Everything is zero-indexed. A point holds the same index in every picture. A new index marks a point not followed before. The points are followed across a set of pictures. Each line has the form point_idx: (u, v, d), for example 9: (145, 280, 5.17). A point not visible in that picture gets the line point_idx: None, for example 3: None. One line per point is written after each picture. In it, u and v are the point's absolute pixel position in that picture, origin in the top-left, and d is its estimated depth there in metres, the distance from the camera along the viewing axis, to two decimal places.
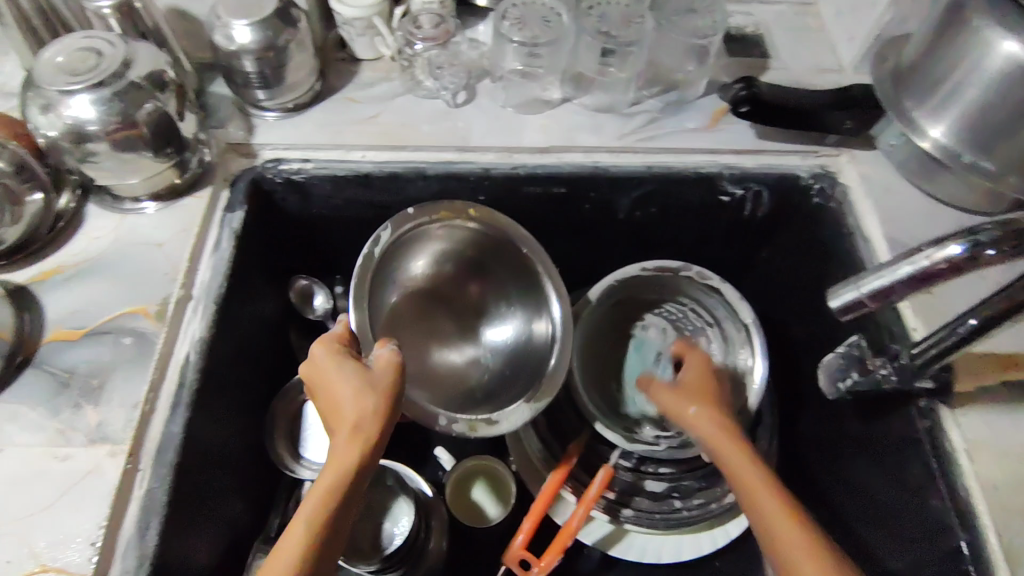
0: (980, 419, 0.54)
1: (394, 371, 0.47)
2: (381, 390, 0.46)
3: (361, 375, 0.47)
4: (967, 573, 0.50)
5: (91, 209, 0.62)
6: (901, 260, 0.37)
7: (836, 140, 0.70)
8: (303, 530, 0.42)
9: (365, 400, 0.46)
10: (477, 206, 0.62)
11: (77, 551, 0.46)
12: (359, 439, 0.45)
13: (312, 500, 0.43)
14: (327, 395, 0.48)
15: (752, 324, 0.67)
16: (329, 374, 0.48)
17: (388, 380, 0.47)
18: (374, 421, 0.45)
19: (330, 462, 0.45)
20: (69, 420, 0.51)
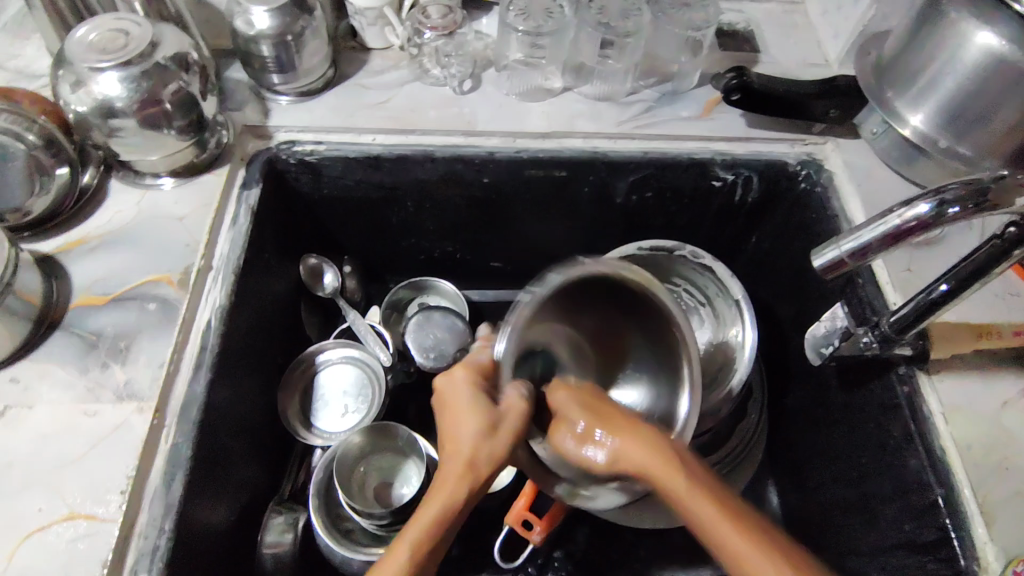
0: (953, 384, 0.58)
1: (523, 419, 0.49)
2: (502, 433, 0.48)
3: (490, 415, 0.49)
4: (943, 526, 0.54)
5: (114, 184, 0.65)
6: (877, 219, 0.41)
7: (822, 129, 0.74)
8: (408, 556, 0.44)
9: (490, 441, 0.47)
10: (648, 278, 0.52)
11: (106, 499, 0.49)
12: (473, 475, 0.47)
13: (417, 528, 0.45)
14: (451, 419, 0.50)
15: (744, 299, 0.70)
16: (458, 404, 0.50)
17: (513, 426, 0.48)
18: (491, 460, 0.47)
19: (438, 491, 0.46)
20: (98, 379, 0.54)
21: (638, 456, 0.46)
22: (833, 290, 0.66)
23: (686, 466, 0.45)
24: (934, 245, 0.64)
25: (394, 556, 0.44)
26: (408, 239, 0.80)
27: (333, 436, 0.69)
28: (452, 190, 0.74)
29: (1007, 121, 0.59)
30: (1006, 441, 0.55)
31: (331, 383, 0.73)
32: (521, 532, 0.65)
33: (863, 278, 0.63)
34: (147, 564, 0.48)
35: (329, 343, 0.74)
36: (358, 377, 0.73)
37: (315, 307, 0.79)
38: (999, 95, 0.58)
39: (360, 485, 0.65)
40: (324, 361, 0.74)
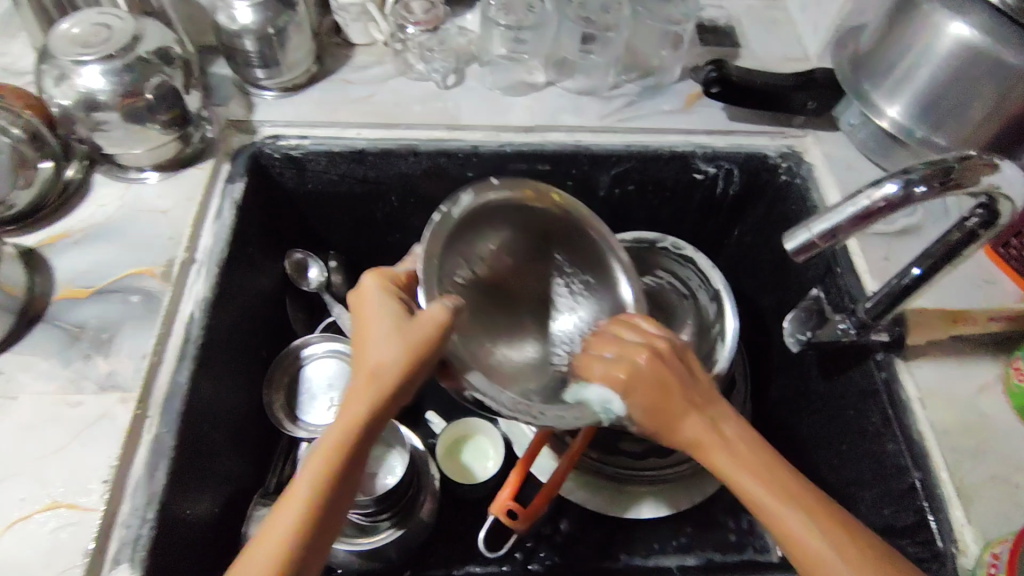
0: (932, 369, 0.59)
1: (439, 327, 0.47)
2: (412, 341, 0.46)
3: (399, 325, 0.48)
4: (920, 509, 0.54)
5: (97, 178, 0.65)
6: (846, 201, 0.43)
7: (802, 122, 0.75)
8: (321, 466, 0.44)
9: (393, 351, 0.46)
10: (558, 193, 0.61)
11: (89, 488, 0.49)
12: (373, 389, 0.46)
13: (335, 436, 0.45)
14: (365, 332, 0.49)
15: (728, 291, 0.72)
16: (370, 322, 0.49)
17: (425, 339, 0.47)
18: (397, 374, 0.46)
19: (345, 409, 0.47)
20: (80, 369, 0.54)
21: (756, 485, 0.46)
22: (814, 279, 0.67)
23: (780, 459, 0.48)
24: (910, 234, 0.65)
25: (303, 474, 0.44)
26: (393, 234, 0.81)
27: (318, 428, 0.69)
28: (436, 185, 0.75)
29: (980, 110, 0.60)
30: (982, 424, 0.56)
31: (317, 377, 0.73)
32: (505, 521, 0.64)
33: (841, 267, 0.64)
34: (129, 554, 0.48)
35: (315, 336, 0.74)
36: (343, 370, 0.73)
37: (301, 302, 0.79)
38: (972, 86, 0.59)
39: None
40: (310, 354, 0.74)
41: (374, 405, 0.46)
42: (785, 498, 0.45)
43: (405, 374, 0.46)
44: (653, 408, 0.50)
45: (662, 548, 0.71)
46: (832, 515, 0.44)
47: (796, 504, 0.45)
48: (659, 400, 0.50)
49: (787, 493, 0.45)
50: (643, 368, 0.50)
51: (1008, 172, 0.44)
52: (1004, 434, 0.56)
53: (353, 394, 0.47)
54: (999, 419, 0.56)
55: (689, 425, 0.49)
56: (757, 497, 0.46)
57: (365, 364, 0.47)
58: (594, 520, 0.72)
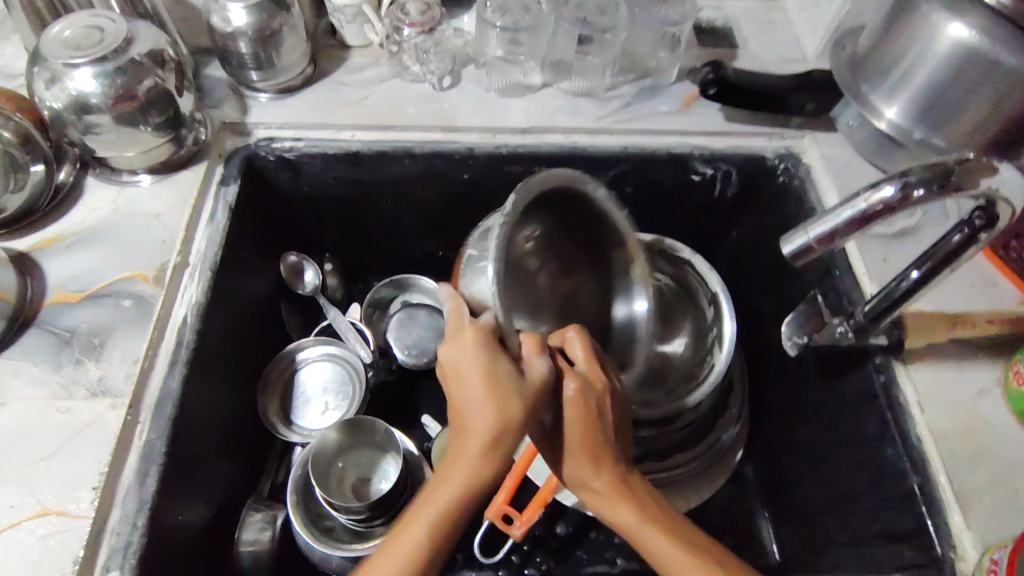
0: (931, 373, 0.58)
1: (544, 388, 0.47)
2: (530, 402, 0.46)
3: (514, 385, 0.46)
4: (919, 514, 0.54)
5: (90, 181, 0.65)
6: (845, 204, 0.42)
7: (800, 123, 0.74)
8: (431, 527, 0.44)
9: (512, 414, 0.45)
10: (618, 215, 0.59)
11: (79, 495, 0.48)
12: (497, 454, 0.45)
13: (451, 490, 0.44)
14: (461, 386, 0.47)
15: (725, 291, 0.71)
16: (475, 377, 0.46)
17: (526, 402, 0.46)
18: (513, 437, 0.45)
19: (452, 469, 0.45)
20: (72, 375, 0.53)
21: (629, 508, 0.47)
22: (812, 281, 0.67)
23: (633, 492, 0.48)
24: (911, 236, 0.65)
25: (411, 533, 0.44)
26: (390, 236, 0.80)
27: (312, 433, 0.69)
28: (432, 187, 0.74)
29: (979, 112, 0.60)
30: (983, 428, 0.56)
31: (312, 381, 0.72)
32: (501, 526, 0.65)
33: (840, 270, 0.63)
34: (119, 561, 0.47)
35: (307, 340, 0.73)
36: (338, 374, 0.73)
37: (296, 305, 0.78)
38: (970, 87, 0.59)
39: (339, 481, 0.65)
40: (304, 358, 0.73)
41: (487, 466, 0.45)
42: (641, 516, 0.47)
43: (519, 433, 0.45)
44: (583, 456, 0.48)
45: None
46: (693, 547, 0.45)
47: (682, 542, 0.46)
48: (583, 434, 0.48)
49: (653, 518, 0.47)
50: (580, 408, 0.48)
51: (1007, 174, 0.43)
52: (1005, 438, 0.55)
53: (460, 457, 0.45)
54: (999, 423, 0.56)
55: (604, 470, 0.48)
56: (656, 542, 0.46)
57: (479, 424, 0.45)
58: (591, 524, 0.71)
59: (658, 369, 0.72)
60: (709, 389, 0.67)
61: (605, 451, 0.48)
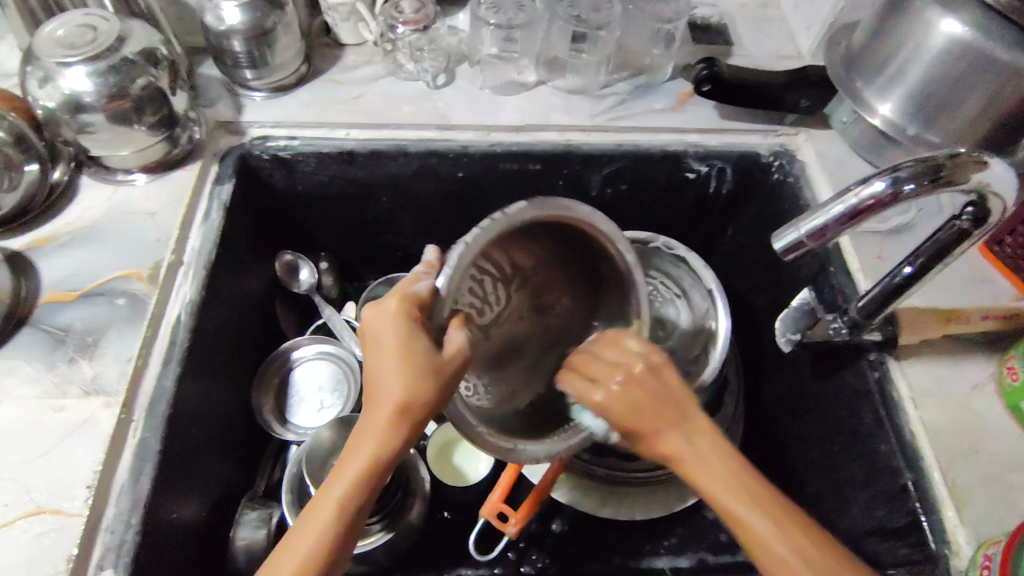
0: (924, 368, 0.59)
1: (463, 362, 0.44)
2: (442, 376, 0.44)
3: (429, 359, 0.44)
4: (913, 510, 0.54)
5: (85, 180, 0.65)
6: (835, 199, 0.42)
7: (794, 120, 0.75)
8: (343, 498, 0.44)
9: (422, 384, 0.44)
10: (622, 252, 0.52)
11: (73, 494, 0.48)
12: (404, 422, 0.45)
13: (356, 465, 0.44)
14: (379, 352, 0.45)
15: (719, 289, 0.72)
16: (397, 356, 0.44)
17: (440, 379, 0.44)
18: (422, 409, 0.44)
19: (366, 435, 0.45)
20: (65, 374, 0.53)
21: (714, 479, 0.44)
22: (806, 278, 0.67)
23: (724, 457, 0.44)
24: (905, 233, 0.65)
25: (323, 505, 0.44)
26: (386, 235, 0.80)
27: (306, 431, 0.69)
28: (427, 185, 0.74)
29: (973, 108, 0.60)
30: (976, 424, 0.56)
31: (307, 379, 0.72)
32: (497, 524, 0.65)
33: (834, 267, 0.64)
34: (113, 559, 0.48)
35: (303, 340, 0.73)
36: (333, 372, 0.73)
37: (291, 304, 0.79)
38: (964, 84, 0.59)
39: None
40: (299, 358, 0.73)
41: (394, 435, 0.45)
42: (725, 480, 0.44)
43: (433, 405, 0.44)
44: (626, 425, 0.46)
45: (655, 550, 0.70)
46: (782, 510, 0.43)
47: (775, 504, 0.43)
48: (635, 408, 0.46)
49: (732, 476, 0.44)
50: (633, 382, 0.46)
51: (997, 170, 0.43)
52: (999, 433, 0.55)
53: (375, 423, 0.45)
54: (992, 419, 0.56)
55: (669, 441, 0.45)
56: (730, 505, 0.43)
57: (391, 390, 0.44)
58: (587, 522, 0.71)
59: None
60: (704, 385, 0.67)
61: (681, 422, 0.46)
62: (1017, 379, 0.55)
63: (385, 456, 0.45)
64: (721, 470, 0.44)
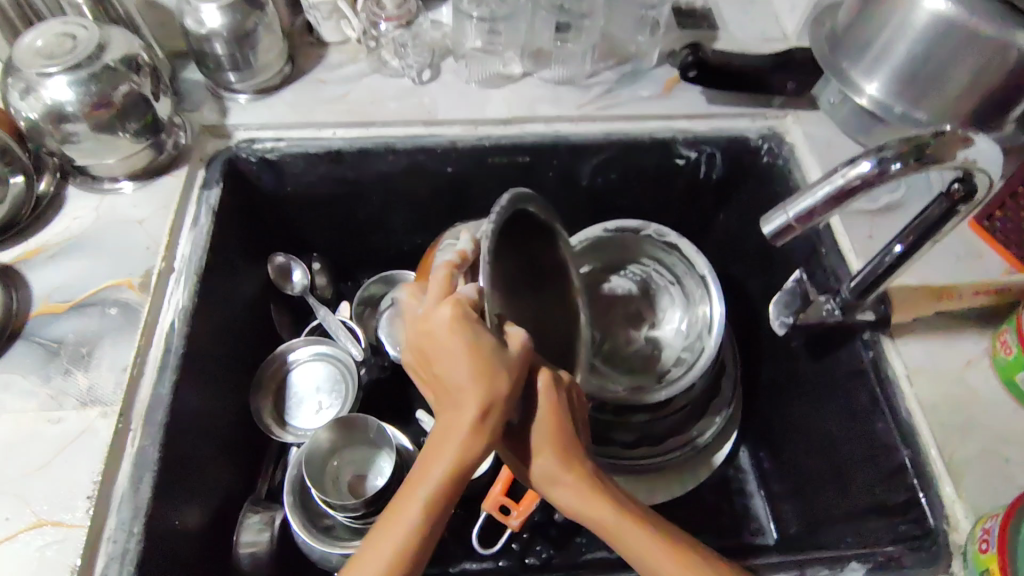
0: (918, 346, 0.59)
1: (526, 352, 0.45)
2: (515, 373, 0.43)
3: (498, 356, 0.43)
4: (910, 487, 0.54)
5: (71, 190, 0.64)
6: (822, 181, 0.42)
7: (782, 103, 0.74)
8: (423, 512, 0.41)
9: (497, 383, 0.43)
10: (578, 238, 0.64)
11: (74, 505, 0.49)
12: (486, 428, 0.43)
13: (436, 472, 0.42)
14: (441, 362, 0.44)
15: (712, 275, 0.71)
16: (457, 352, 0.43)
17: (512, 379, 0.43)
18: (505, 407, 0.43)
19: (444, 446, 0.43)
20: (61, 386, 0.53)
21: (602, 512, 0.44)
22: (799, 260, 0.67)
23: (607, 491, 0.44)
24: (895, 211, 0.65)
25: (405, 515, 0.41)
26: (378, 233, 0.80)
27: (306, 433, 0.69)
28: (417, 181, 0.74)
29: (958, 83, 0.60)
30: (972, 399, 0.56)
31: (304, 381, 0.72)
32: (499, 517, 0.65)
33: (825, 248, 0.64)
34: (116, 568, 0.48)
35: (298, 341, 0.73)
36: (330, 372, 0.73)
37: (286, 306, 0.78)
38: (950, 60, 0.59)
39: (336, 477, 0.65)
40: (295, 359, 0.73)
41: (471, 442, 0.42)
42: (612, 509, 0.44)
43: (510, 404, 0.43)
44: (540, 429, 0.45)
45: None
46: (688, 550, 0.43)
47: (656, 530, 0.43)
48: (551, 436, 0.45)
49: (638, 520, 0.44)
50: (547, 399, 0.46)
51: (983, 146, 0.43)
52: (993, 407, 0.56)
53: (449, 433, 0.43)
54: (987, 393, 0.56)
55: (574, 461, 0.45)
56: (620, 525, 0.43)
57: (463, 396, 0.43)
58: None
59: (647, 355, 0.73)
60: (695, 375, 0.68)
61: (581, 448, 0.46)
62: (1010, 353, 0.55)
63: (468, 463, 0.42)
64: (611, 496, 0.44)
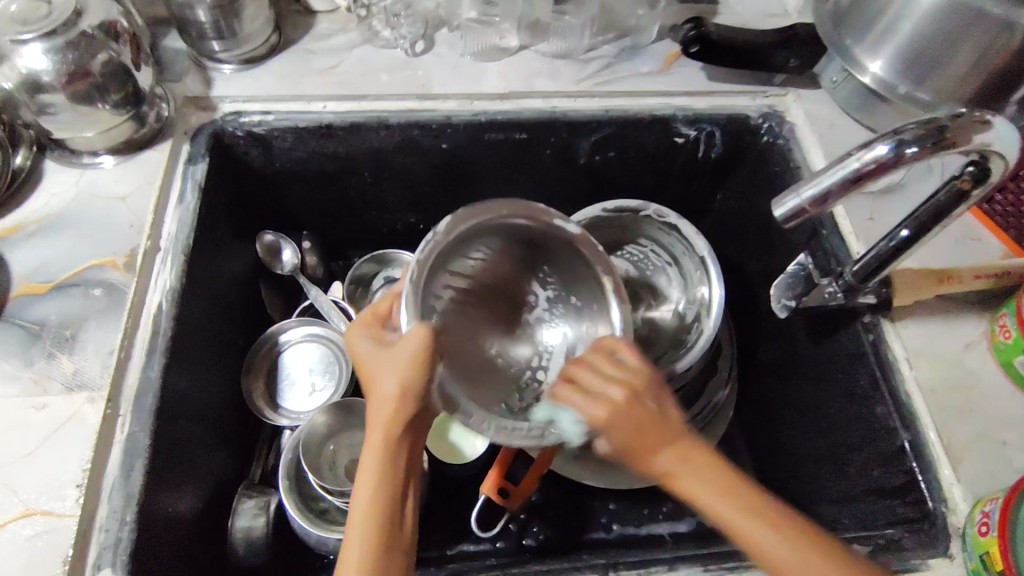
0: (916, 329, 0.60)
1: (426, 334, 0.43)
2: (412, 361, 0.43)
3: (394, 352, 0.44)
4: (909, 470, 0.55)
5: (49, 164, 0.61)
6: (838, 164, 0.41)
7: (782, 80, 0.73)
8: (363, 525, 0.41)
9: (400, 376, 0.43)
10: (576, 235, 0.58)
11: (63, 493, 0.47)
12: (398, 425, 0.43)
13: (366, 475, 0.43)
14: (365, 373, 0.47)
15: (711, 257, 0.70)
16: (374, 362, 0.45)
17: (413, 363, 0.43)
18: (410, 397, 0.43)
19: (370, 453, 0.43)
20: (44, 370, 0.51)
21: (716, 501, 0.43)
22: (798, 243, 0.67)
23: (717, 477, 0.44)
24: (897, 193, 0.65)
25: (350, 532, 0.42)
26: (371, 211, 0.78)
27: (300, 415, 0.68)
28: (411, 158, 0.72)
29: (963, 63, 0.59)
30: (969, 382, 0.57)
31: (296, 363, 0.71)
32: (497, 499, 0.64)
33: (826, 230, 0.63)
34: (110, 558, 0.46)
35: (290, 323, 0.71)
36: (322, 354, 0.71)
37: (276, 286, 0.76)
38: (956, 40, 0.58)
39: (331, 463, 0.64)
40: (286, 341, 0.72)
41: (392, 436, 0.43)
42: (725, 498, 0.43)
43: (415, 391, 0.43)
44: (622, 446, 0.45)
45: (654, 517, 0.71)
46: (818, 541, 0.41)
47: (778, 518, 0.41)
48: (644, 430, 0.45)
49: (758, 506, 0.42)
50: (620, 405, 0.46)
51: (1000, 129, 0.43)
52: (990, 390, 0.57)
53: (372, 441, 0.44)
54: (985, 376, 0.57)
55: (657, 460, 0.45)
56: (734, 524, 0.42)
57: (376, 400, 0.44)
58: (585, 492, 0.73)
59: (644, 337, 0.73)
60: (693, 360, 0.67)
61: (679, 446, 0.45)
62: (1010, 337, 0.56)
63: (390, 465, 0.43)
64: (722, 486, 0.43)
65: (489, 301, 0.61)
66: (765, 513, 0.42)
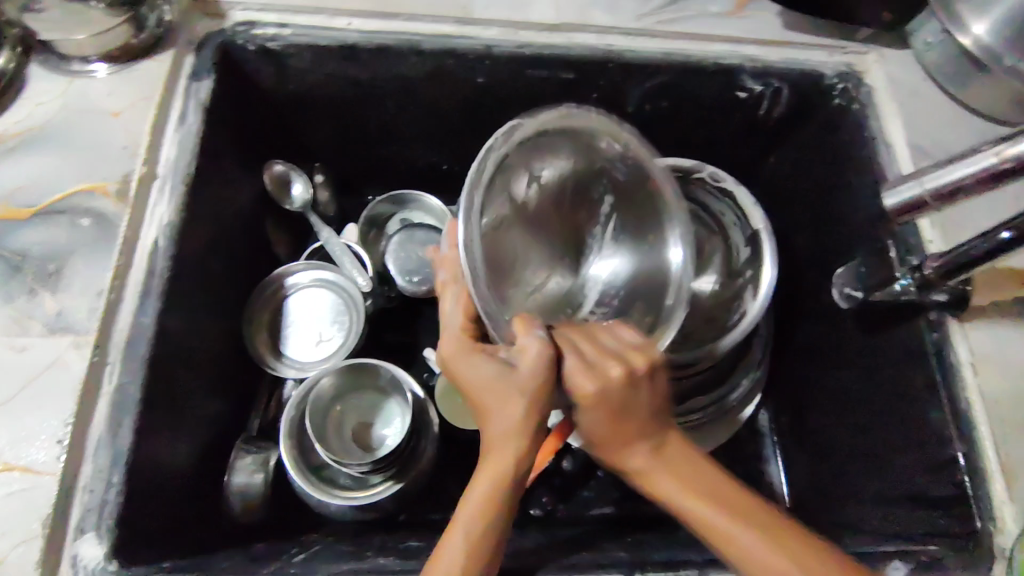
0: (988, 333, 0.54)
1: (546, 362, 0.41)
2: (533, 383, 0.41)
3: (509, 370, 0.42)
4: (959, 483, 0.51)
5: (34, 69, 0.54)
6: (957, 161, 0.40)
7: (867, 36, 0.65)
8: (473, 533, 0.41)
9: (526, 399, 0.41)
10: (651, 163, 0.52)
11: (44, 447, 0.43)
12: (518, 442, 0.42)
13: (479, 489, 0.42)
14: (466, 382, 0.44)
15: (766, 231, 0.64)
16: (489, 383, 0.43)
17: (537, 386, 0.41)
18: (536, 422, 0.42)
19: (486, 464, 0.42)
20: (25, 308, 0.46)
21: (710, 506, 0.41)
22: (864, 224, 0.60)
23: (664, 461, 0.43)
24: None
25: (451, 540, 0.41)
26: (390, 146, 0.71)
27: (305, 366, 0.64)
28: (439, 90, 0.64)
29: None
30: None
31: (302, 310, 0.66)
32: None
33: None
34: (94, 521, 0.42)
35: (299, 265, 0.66)
36: (333, 303, 0.66)
37: (283, 221, 0.70)
38: None
39: (337, 428, 0.60)
40: (293, 285, 0.66)
41: (518, 463, 0.42)
42: (687, 487, 0.42)
43: (539, 418, 0.42)
44: (602, 436, 0.43)
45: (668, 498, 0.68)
46: (792, 541, 0.40)
47: (784, 533, 0.40)
48: (609, 417, 0.42)
49: (735, 513, 0.41)
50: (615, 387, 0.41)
51: None
52: None
53: (490, 456, 0.42)
54: None
55: (635, 454, 0.43)
56: (705, 520, 0.41)
57: (494, 416, 0.42)
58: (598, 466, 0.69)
59: None
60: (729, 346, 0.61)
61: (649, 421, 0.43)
62: None
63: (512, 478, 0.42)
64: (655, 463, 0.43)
65: (552, 226, 0.54)
66: (760, 522, 0.41)
